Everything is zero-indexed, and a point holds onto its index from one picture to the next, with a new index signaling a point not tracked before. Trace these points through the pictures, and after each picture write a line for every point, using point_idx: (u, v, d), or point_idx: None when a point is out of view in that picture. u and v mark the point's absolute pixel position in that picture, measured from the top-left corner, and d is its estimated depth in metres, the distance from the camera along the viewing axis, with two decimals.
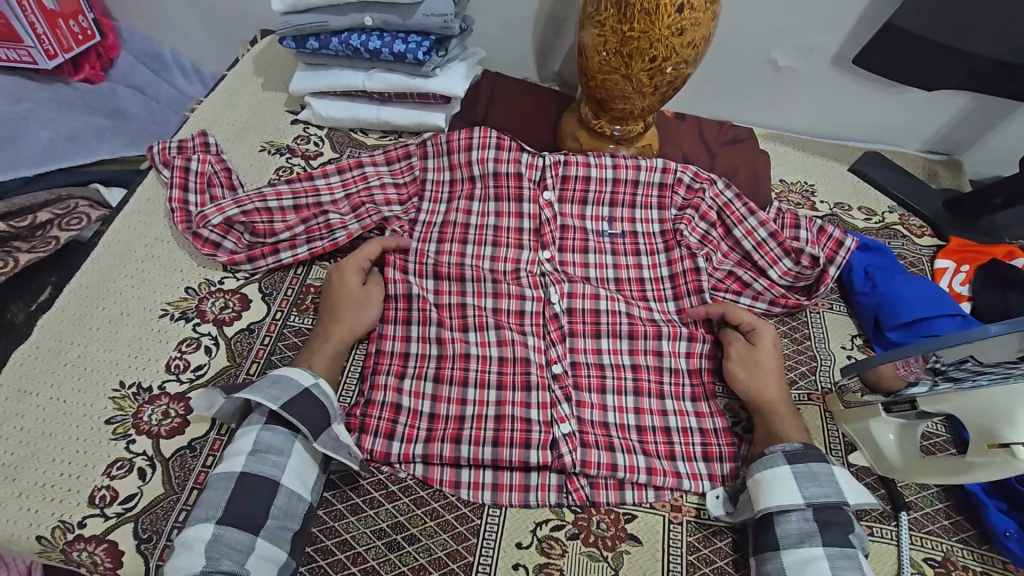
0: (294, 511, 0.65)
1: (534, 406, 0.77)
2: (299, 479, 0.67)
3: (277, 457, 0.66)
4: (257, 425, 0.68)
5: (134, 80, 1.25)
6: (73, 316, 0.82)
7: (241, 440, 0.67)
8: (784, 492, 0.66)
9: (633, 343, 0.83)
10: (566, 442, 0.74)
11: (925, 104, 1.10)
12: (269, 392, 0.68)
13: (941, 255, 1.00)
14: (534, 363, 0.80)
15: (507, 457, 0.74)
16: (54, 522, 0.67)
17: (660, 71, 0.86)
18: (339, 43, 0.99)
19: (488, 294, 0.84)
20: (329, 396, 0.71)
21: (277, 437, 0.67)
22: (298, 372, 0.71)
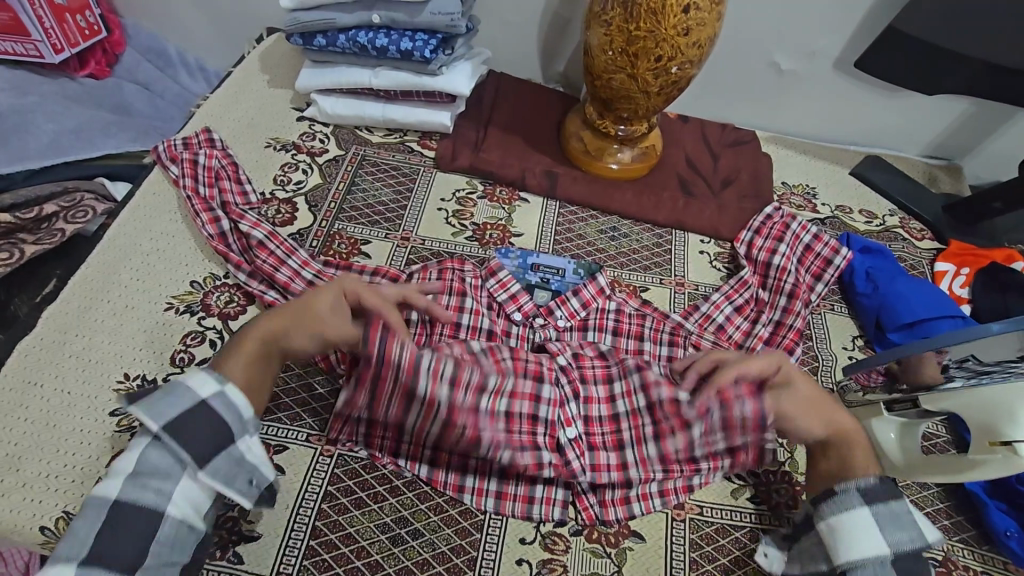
0: (180, 539, 0.57)
1: (552, 408, 0.72)
2: (189, 505, 0.58)
3: (157, 485, 0.56)
4: (140, 444, 0.57)
5: (140, 77, 1.25)
6: (78, 308, 0.83)
7: (127, 455, 0.57)
8: (858, 535, 0.61)
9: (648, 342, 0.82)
10: (581, 449, 0.72)
11: (924, 108, 1.12)
12: (161, 407, 0.58)
13: (942, 258, 1.01)
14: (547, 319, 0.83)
15: (525, 469, 0.71)
16: (58, 513, 0.66)
17: (665, 70, 0.87)
18: (347, 40, 1.00)
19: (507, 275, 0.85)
20: (231, 416, 0.60)
21: (163, 460, 0.57)
22: (197, 378, 0.61)
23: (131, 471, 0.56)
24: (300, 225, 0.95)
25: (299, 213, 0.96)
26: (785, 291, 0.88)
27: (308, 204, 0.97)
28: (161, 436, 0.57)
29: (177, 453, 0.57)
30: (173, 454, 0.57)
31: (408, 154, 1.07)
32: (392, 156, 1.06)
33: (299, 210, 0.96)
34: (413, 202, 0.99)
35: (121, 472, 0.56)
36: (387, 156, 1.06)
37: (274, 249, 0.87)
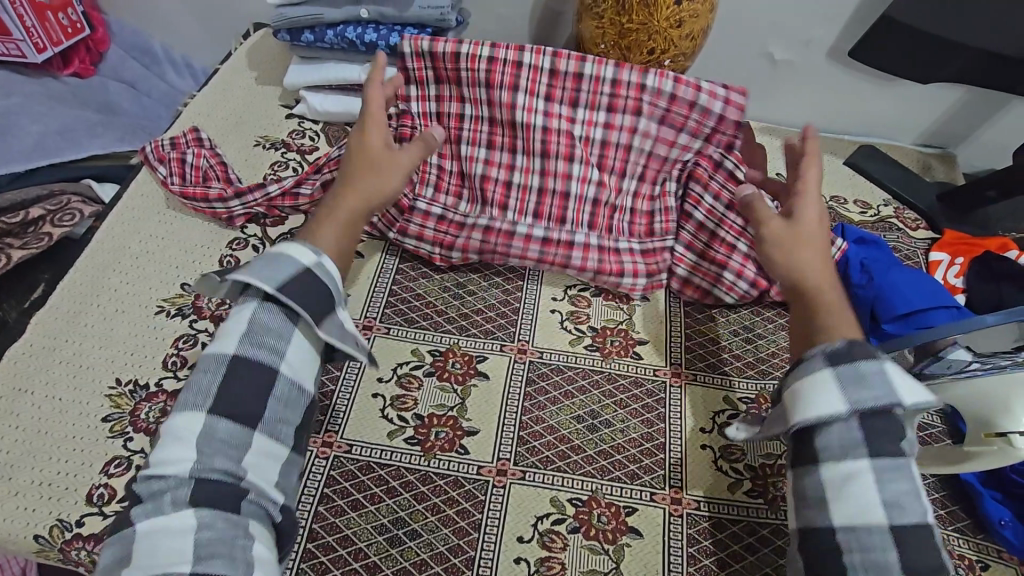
0: (293, 403, 0.62)
1: (570, 199, 0.93)
2: (300, 368, 0.63)
3: (275, 341, 0.61)
4: (251, 306, 0.62)
5: (125, 74, 1.23)
6: (67, 313, 0.82)
7: (236, 320, 0.62)
8: (860, 486, 0.55)
9: (649, 150, 0.91)
10: (592, 249, 0.90)
11: (919, 97, 1.11)
12: (266, 272, 0.62)
13: (936, 247, 1.00)
14: (563, 137, 0.91)
15: (554, 248, 0.90)
16: (52, 521, 0.66)
17: (658, 63, 0.87)
18: (335, 36, 0.98)
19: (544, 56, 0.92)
20: (335, 280, 0.65)
21: (275, 317, 0.62)
22: (241, 309, 0.62)
23: (245, 333, 0.60)
24: (292, 224, 0.94)
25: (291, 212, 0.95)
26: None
27: None
28: (276, 294, 0.61)
29: (291, 309, 0.62)
30: (283, 311, 0.62)
31: None
32: None
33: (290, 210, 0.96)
34: None
35: (218, 368, 0.59)
36: None
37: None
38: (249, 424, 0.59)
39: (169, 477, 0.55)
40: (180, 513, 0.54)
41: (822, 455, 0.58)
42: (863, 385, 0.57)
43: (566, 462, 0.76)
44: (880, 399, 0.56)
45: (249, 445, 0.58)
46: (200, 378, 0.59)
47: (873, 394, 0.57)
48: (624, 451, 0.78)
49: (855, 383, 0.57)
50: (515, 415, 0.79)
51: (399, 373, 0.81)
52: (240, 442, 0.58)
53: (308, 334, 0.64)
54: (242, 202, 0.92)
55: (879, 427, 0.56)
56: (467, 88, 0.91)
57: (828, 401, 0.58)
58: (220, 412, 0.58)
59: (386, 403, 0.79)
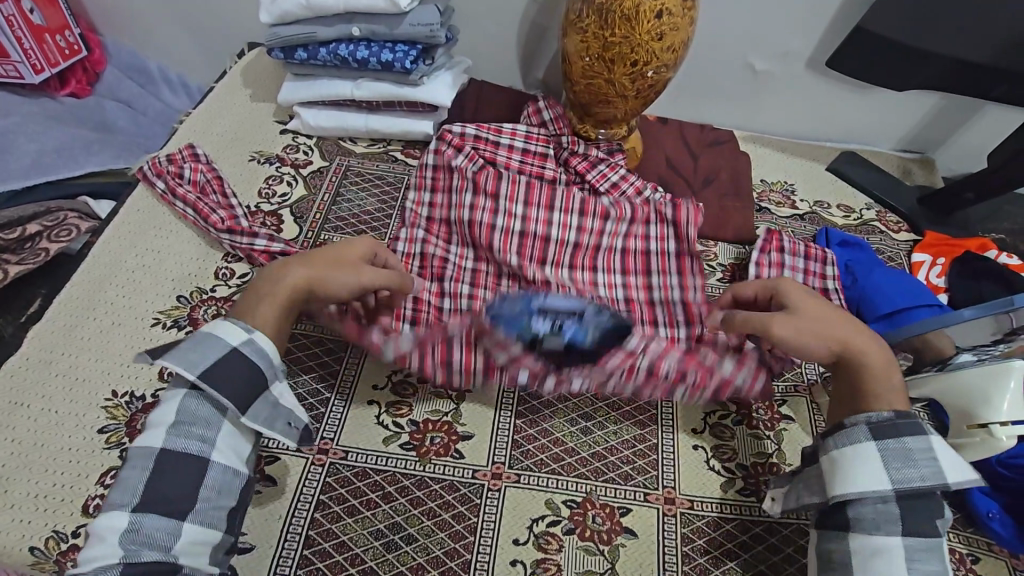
0: (230, 490, 0.58)
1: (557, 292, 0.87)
2: (234, 455, 0.59)
3: (202, 431, 0.58)
4: (179, 394, 0.59)
5: (121, 94, 1.25)
6: (64, 327, 0.82)
7: (163, 411, 0.58)
8: (891, 564, 0.55)
9: (625, 246, 0.93)
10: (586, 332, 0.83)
11: (897, 104, 1.14)
12: (187, 358, 0.58)
13: (918, 249, 1.03)
14: (545, 240, 0.92)
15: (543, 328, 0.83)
16: (48, 532, 0.66)
17: (641, 75, 0.89)
18: (328, 53, 1.01)
19: (515, 160, 1.00)
20: (267, 358, 0.62)
21: (202, 407, 0.59)
22: (166, 401, 0.59)
23: (171, 426, 0.57)
24: (287, 236, 0.96)
25: (285, 224, 0.97)
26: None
27: (294, 216, 0.98)
28: (199, 382, 0.58)
29: (217, 399, 0.59)
30: (210, 397, 0.59)
31: (392, 164, 1.08)
32: (377, 166, 1.07)
33: (284, 222, 0.98)
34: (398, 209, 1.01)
35: (143, 462, 0.56)
36: (371, 167, 1.07)
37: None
38: (177, 513, 0.55)
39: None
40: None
41: (853, 532, 0.58)
42: (908, 463, 0.58)
43: (560, 464, 0.77)
44: (924, 478, 0.58)
45: (178, 533, 0.54)
46: (127, 475, 0.56)
47: (919, 473, 0.58)
48: (617, 453, 0.79)
49: (901, 461, 0.58)
50: (509, 418, 0.80)
51: (393, 381, 0.82)
52: (172, 531, 0.54)
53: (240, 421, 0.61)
54: (231, 238, 0.91)
55: (917, 503, 0.57)
56: (456, 197, 0.93)
57: (873, 478, 0.58)
58: (146, 508, 0.54)
59: (381, 409, 0.80)
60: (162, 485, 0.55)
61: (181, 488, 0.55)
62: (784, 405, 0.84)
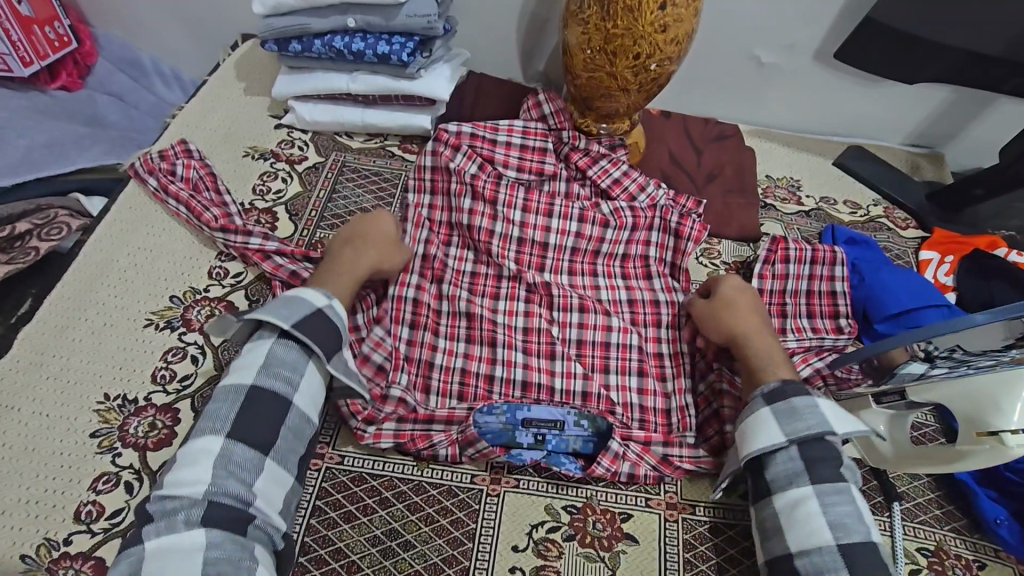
0: (299, 435, 0.66)
1: (553, 302, 0.87)
2: (310, 398, 0.67)
3: (289, 373, 0.66)
4: (268, 341, 0.67)
5: (113, 87, 1.23)
6: (55, 328, 0.81)
7: (252, 355, 0.66)
8: (806, 510, 0.61)
9: (625, 251, 0.92)
10: (581, 340, 0.85)
11: (907, 97, 1.11)
12: (284, 311, 0.68)
13: (926, 246, 1.01)
14: (545, 246, 0.91)
15: (537, 336, 0.84)
16: (39, 540, 0.65)
17: (644, 68, 0.87)
18: (322, 46, 0.98)
19: (513, 159, 0.97)
20: (342, 319, 0.71)
21: (291, 352, 0.67)
22: (253, 347, 0.67)
23: (263, 366, 0.65)
24: (282, 234, 0.94)
25: (280, 222, 0.95)
26: (805, 313, 0.90)
27: (288, 213, 0.97)
28: (292, 331, 0.67)
29: (304, 344, 0.68)
30: (299, 347, 0.68)
31: (389, 159, 1.06)
32: (373, 162, 1.05)
33: (279, 219, 0.96)
34: (395, 205, 1.00)
35: (234, 399, 0.63)
36: (368, 162, 1.05)
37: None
38: (262, 449, 0.62)
39: (180, 500, 0.57)
40: (191, 533, 0.56)
41: (772, 487, 0.65)
42: (797, 418, 0.65)
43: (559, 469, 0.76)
44: (813, 429, 0.64)
45: (260, 469, 0.61)
46: (215, 408, 0.63)
47: (807, 425, 0.64)
48: None
49: (791, 416, 0.65)
50: None
51: None
52: (255, 468, 0.61)
53: (320, 370, 0.69)
54: (225, 237, 0.88)
55: (815, 453, 0.64)
56: (458, 201, 0.92)
57: (770, 433, 0.65)
58: (235, 438, 0.61)
59: None
60: (249, 422, 0.62)
61: (262, 428, 0.63)
62: None
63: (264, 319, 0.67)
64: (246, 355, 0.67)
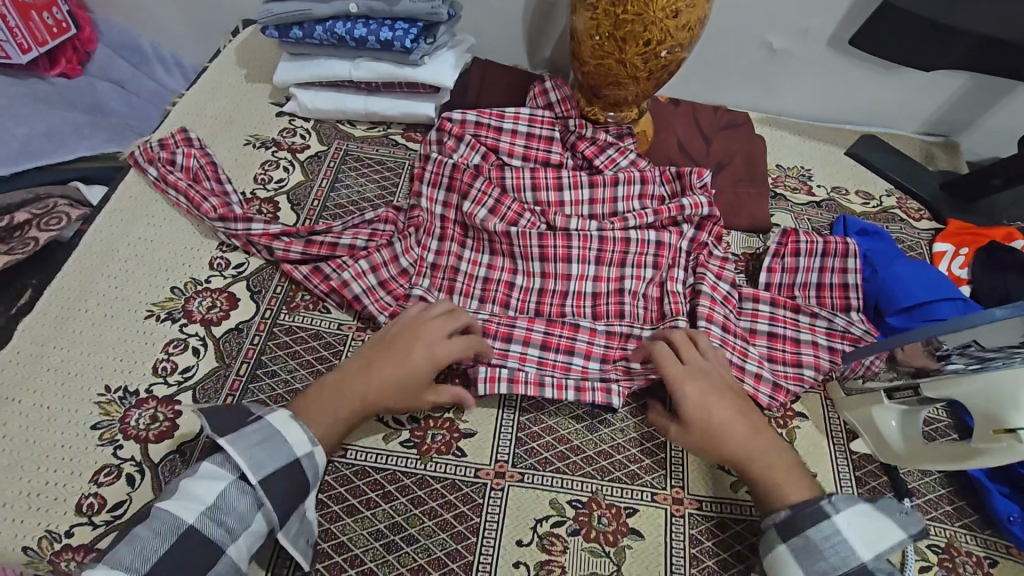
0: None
1: (569, 296, 0.85)
2: (249, 544, 0.60)
3: (234, 522, 0.59)
4: (224, 480, 0.60)
5: (113, 74, 1.21)
6: (55, 319, 0.80)
7: (200, 486, 0.59)
8: None
9: (641, 236, 0.87)
10: (600, 334, 0.81)
11: (922, 85, 1.08)
12: (251, 454, 0.61)
13: (940, 238, 0.99)
14: (559, 238, 0.86)
15: (559, 331, 0.81)
16: (41, 532, 0.65)
17: (654, 54, 0.84)
18: (324, 32, 0.96)
19: (519, 146, 0.95)
20: (317, 469, 0.64)
21: (242, 499, 0.60)
22: (206, 479, 0.60)
23: (209, 506, 0.58)
24: (285, 223, 0.93)
25: (282, 211, 0.94)
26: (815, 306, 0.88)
27: (290, 202, 0.95)
28: (255, 482, 0.60)
29: (260, 494, 0.60)
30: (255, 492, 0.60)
31: (393, 148, 1.04)
32: (377, 150, 1.04)
33: (281, 208, 0.94)
34: (398, 194, 0.98)
35: (168, 532, 0.57)
36: (371, 151, 1.03)
37: (328, 272, 0.85)
38: None
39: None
40: None
41: None
42: (819, 555, 0.60)
43: (564, 463, 0.75)
44: (836, 569, 0.59)
45: None
46: (144, 535, 0.57)
47: (830, 562, 0.59)
48: (624, 451, 0.76)
49: (812, 555, 0.60)
50: (512, 414, 0.78)
51: None
52: None
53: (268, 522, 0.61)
54: (225, 227, 0.88)
55: None
56: (467, 202, 0.88)
57: None
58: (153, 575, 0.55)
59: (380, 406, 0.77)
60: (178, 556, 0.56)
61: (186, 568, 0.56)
62: (798, 402, 0.82)
63: (231, 455, 0.60)
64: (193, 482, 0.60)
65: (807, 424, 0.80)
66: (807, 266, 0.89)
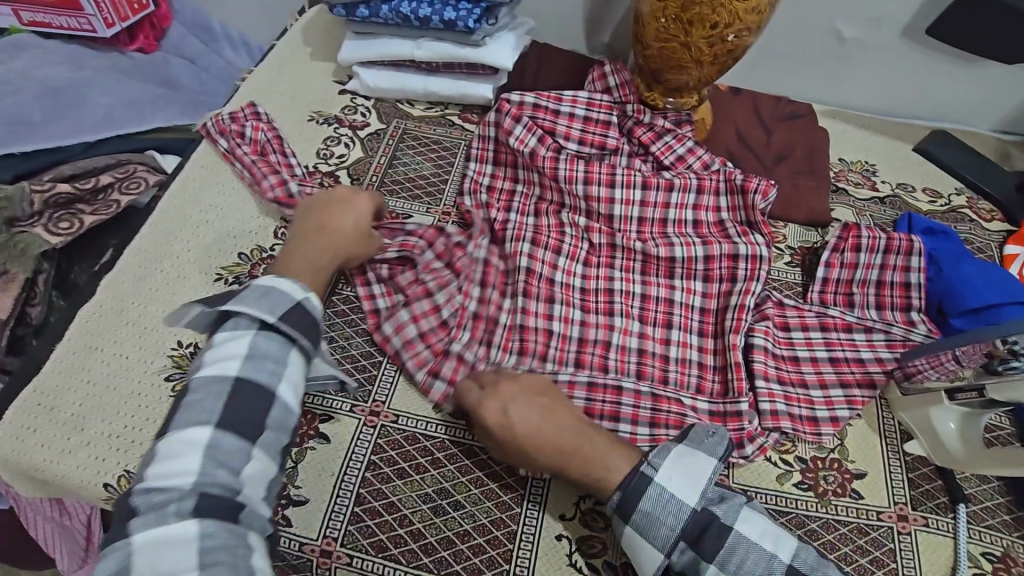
0: (284, 425, 0.63)
1: (612, 349, 0.81)
2: (292, 389, 0.64)
3: (274, 365, 0.64)
4: (248, 333, 0.64)
5: (185, 51, 1.26)
6: (134, 276, 0.86)
7: (231, 347, 0.64)
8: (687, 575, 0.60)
9: (700, 304, 0.85)
10: (645, 396, 0.76)
11: (1002, 79, 1.03)
12: (263, 302, 0.66)
13: (1012, 241, 0.95)
14: (601, 294, 0.85)
15: (601, 395, 0.76)
16: (120, 471, 0.70)
17: (721, 38, 0.83)
18: (390, 11, 0.99)
19: (575, 130, 0.95)
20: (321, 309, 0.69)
21: (271, 344, 0.65)
22: (230, 337, 0.64)
23: (245, 356, 0.63)
24: None
25: (342, 185, 0.97)
26: (873, 304, 0.86)
27: (350, 177, 0.98)
28: (277, 324, 0.65)
29: (289, 335, 0.66)
30: (281, 336, 0.65)
31: (450, 128, 1.06)
32: (434, 130, 1.06)
33: (342, 184, 0.97)
34: (454, 173, 1.00)
35: (218, 390, 0.61)
36: (428, 130, 1.05)
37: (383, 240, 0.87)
38: (250, 438, 0.60)
39: (168, 492, 0.55)
40: (182, 525, 0.54)
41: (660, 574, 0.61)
42: (657, 525, 0.61)
43: None
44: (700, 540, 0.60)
45: (250, 457, 0.60)
46: (196, 401, 0.61)
47: (669, 525, 0.60)
48: None
49: (650, 526, 0.61)
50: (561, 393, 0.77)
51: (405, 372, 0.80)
52: (244, 456, 0.59)
53: (303, 357, 0.67)
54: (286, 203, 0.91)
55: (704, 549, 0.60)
56: (510, 240, 0.86)
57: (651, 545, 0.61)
58: (223, 429, 0.59)
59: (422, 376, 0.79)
60: (236, 411, 0.60)
61: (254, 415, 0.61)
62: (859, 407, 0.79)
63: (245, 310, 0.65)
64: (222, 344, 0.64)
65: (860, 422, 0.79)
66: (868, 262, 0.87)
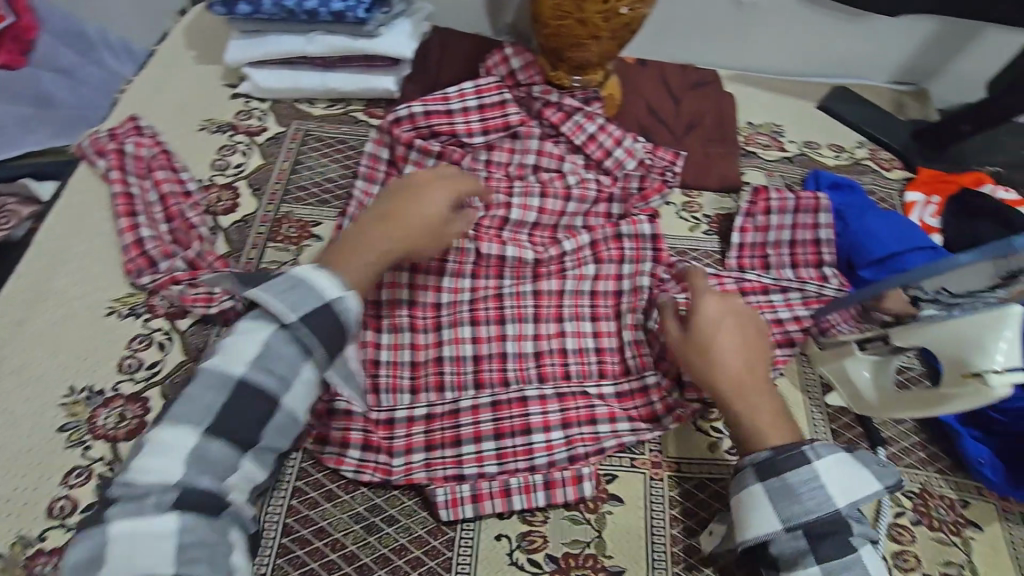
0: (287, 431, 0.57)
1: (509, 359, 0.77)
2: (298, 397, 0.57)
3: (285, 370, 0.56)
4: (266, 329, 0.57)
5: (55, 64, 1.15)
6: (13, 322, 0.78)
7: (242, 341, 0.56)
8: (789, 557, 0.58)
9: (594, 288, 0.82)
10: (551, 401, 0.74)
11: (891, 33, 1.07)
12: (288, 297, 0.57)
13: (912, 187, 0.98)
14: (490, 299, 0.80)
15: (507, 411, 0.73)
16: (14, 538, 0.64)
17: (614, 12, 0.83)
18: (273, 5, 0.93)
19: (475, 122, 0.91)
20: (354, 314, 0.60)
21: (289, 347, 0.57)
22: (256, 328, 0.57)
23: (257, 357, 0.55)
24: (245, 211, 0.90)
25: (242, 198, 0.91)
26: (788, 263, 0.88)
27: (251, 187, 0.92)
28: (296, 325, 0.57)
29: (304, 342, 0.57)
30: (297, 342, 0.57)
31: (354, 126, 1.01)
32: (338, 129, 1.00)
33: (242, 195, 0.91)
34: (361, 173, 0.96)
35: (219, 386, 0.54)
36: (332, 129, 1.00)
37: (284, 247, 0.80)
38: (239, 446, 0.54)
39: (150, 484, 0.51)
40: (161, 519, 0.50)
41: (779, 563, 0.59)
42: (791, 498, 0.58)
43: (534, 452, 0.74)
44: (812, 511, 0.57)
45: (237, 468, 0.54)
46: (200, 394, 0.54)
47: (804, 506, 0.58)
48: None
49: (784, 497, 0.58)
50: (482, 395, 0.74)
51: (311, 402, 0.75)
52: (230, 466, 0.54)
53: (318, 367, 0.59)
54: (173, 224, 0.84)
55: (822, 530, 0.58)
56: None
57: (764, 519, 0.59)
58: (214, 434, 0.53)
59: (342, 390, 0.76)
60: (234, 416, 0.54)
61: (249, 423, 0.55)
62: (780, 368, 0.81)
63: (268, 303, 0.57)
64: (240, 335, 0.57)
65: (783, 380, 0.81)
66: (779, 223, 0.88)
